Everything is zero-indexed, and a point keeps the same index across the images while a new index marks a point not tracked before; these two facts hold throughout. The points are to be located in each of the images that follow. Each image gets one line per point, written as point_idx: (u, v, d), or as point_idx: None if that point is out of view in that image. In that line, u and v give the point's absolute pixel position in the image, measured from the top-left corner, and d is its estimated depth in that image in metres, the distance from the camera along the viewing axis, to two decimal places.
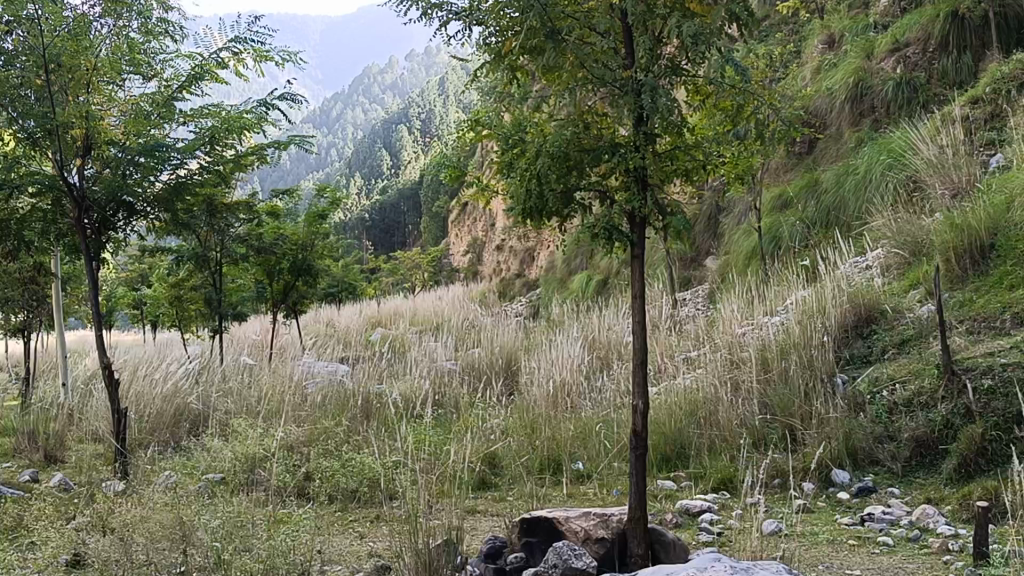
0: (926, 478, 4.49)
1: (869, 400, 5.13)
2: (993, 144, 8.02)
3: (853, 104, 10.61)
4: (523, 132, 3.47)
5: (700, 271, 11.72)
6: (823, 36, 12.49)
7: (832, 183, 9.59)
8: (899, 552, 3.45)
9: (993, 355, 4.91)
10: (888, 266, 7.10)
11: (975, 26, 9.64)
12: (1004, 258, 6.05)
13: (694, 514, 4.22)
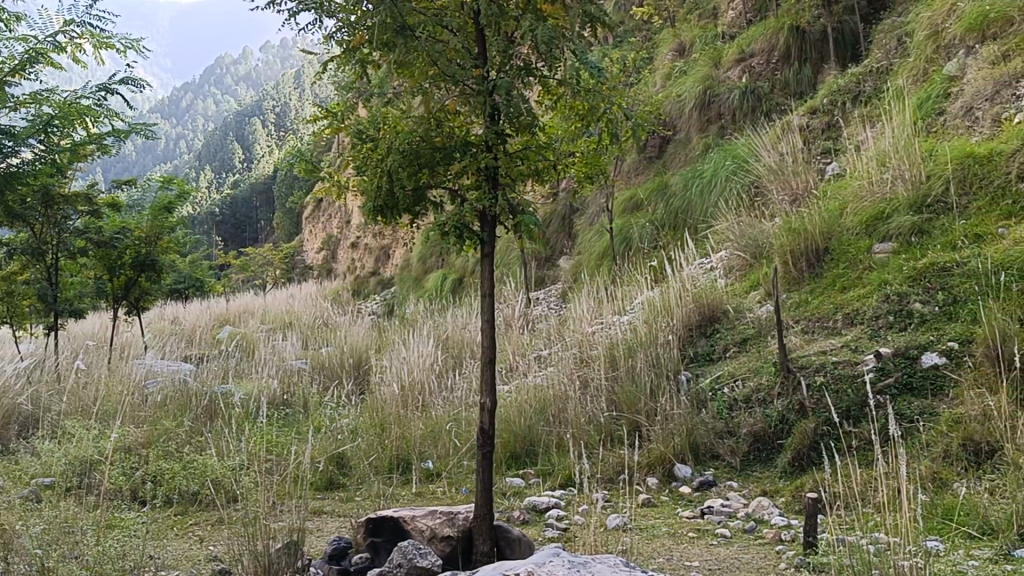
0: (762, 471, 4.67)
1: (711, 396, 5.31)
2: (829, 153, 8.43)
3: (701, 111, 10.93)
4: (375, 128, 3.44)
5: (553, 270, 11.87)
6: (674, 43, 12.86)
7: (680, 187, 9.89)
8: (736, 543, 3.58)
9: (825, 355, 5.17)
10: (731, 267, 7.35)
11: (815, 39, 10.22)
12: (837, 261, 6.37)
13: (541, 510, 4.27)
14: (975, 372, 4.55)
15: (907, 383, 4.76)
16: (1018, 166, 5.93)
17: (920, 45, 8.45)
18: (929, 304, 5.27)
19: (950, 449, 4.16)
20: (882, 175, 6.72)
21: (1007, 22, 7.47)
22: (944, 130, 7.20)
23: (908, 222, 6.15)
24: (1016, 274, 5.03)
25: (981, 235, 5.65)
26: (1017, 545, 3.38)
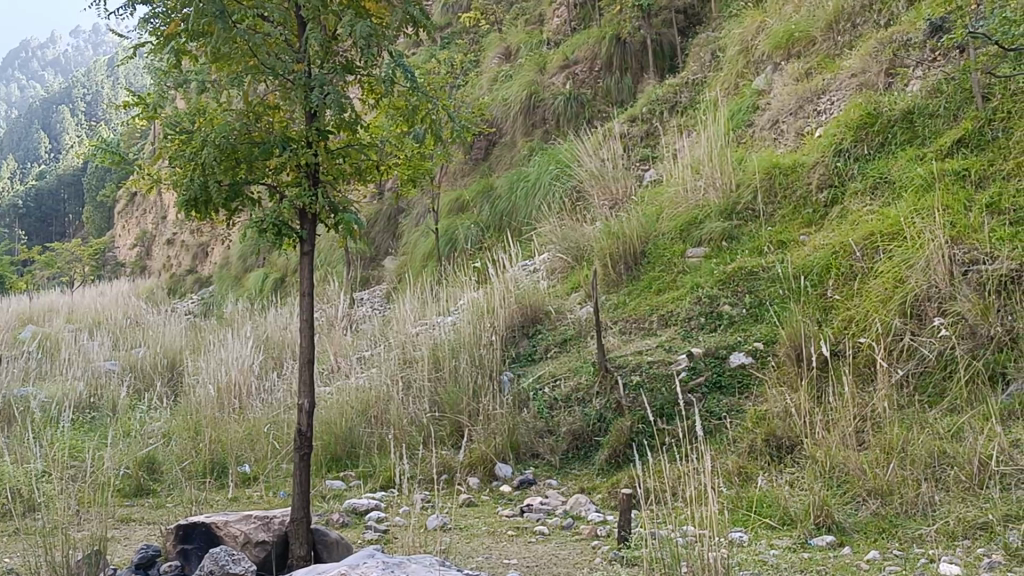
0: (580, 469, 4.79)
1: (531, 396, 5.37)
2: (647, 160, 8.72)
3: (525, 116, 11.02)
4: (191, 121, 3.32)
5: (377, 270, 11.76)
6: (500, 46, 13.00)
7: (505, 189, 9.99)
8: (553, 540, 3.66)
9: (641, 354, 5.36)
10: (553, 269, 7.45)
11: (635, 50, 10.58)
12: (654, 264, 6.59)
13: (361, 513, 4.22)
14: (778, 371, 4.85)
15: (717, 381, 4.98)
16: (819, 177, 6.36)
17: (733, 60, 8.86)
18: (737, 306, 5.55)
19: (754, 444, 4.37)
20: (696, 182, 7.01)
21: (809, 42, 7.96)
22: (753, 141, 7.59)
23: (718, 228, 6.47)
24: (815, 279, 5.40)
25: (785, 241, 6.04)
26: (813, 534, 3.60)
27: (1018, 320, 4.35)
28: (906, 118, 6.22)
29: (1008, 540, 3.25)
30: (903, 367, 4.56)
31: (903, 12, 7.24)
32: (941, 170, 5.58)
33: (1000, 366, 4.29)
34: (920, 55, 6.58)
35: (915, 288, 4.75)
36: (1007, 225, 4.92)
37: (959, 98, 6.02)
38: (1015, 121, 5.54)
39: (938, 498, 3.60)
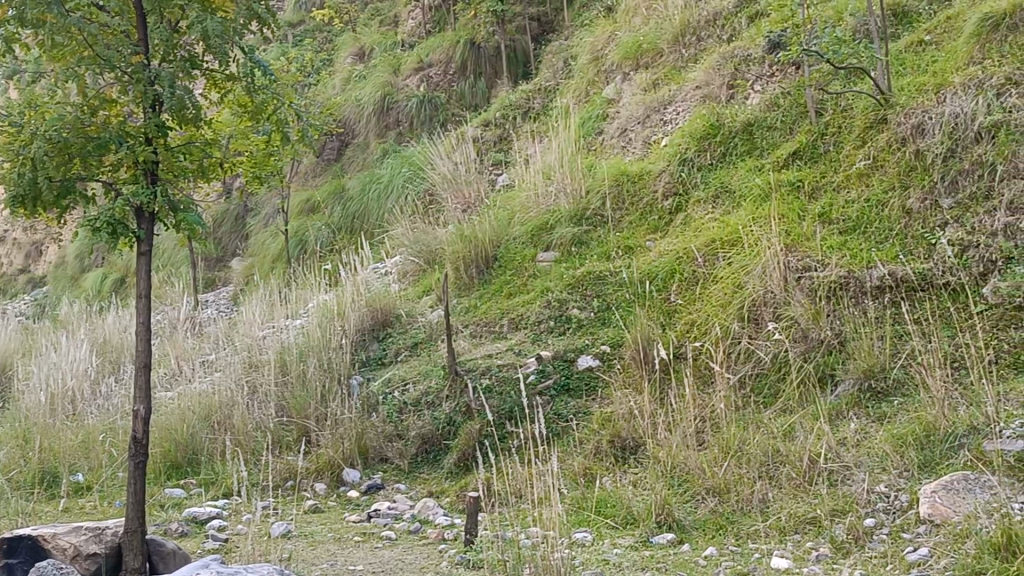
0: (429, 473, 4.80)
1: (381, 400, 5.32)
2: (500, 164, 8.79)
3: (379, 116, 10.86)
4: (20, 113, 3.15)
5: (224, 271, 11.44)
6: (353, 46, 12.87)
7: (357, 190, 9.89)
8: (400, 545, 3.64)
9: (490, 357, 5.40)
10: (405, 272, 7.41)
11: (489, 54, 10.68)
12: (505, 268, 6.64)
13: (202, 521, 4.10)
14: (623, 373, 4.97)
15: (564, 384, 5.06)
16: (664, 185, 6.54)
17: (584, 68, 9.03)
18: (585, 310, 5.65)
19: (599, 445, 4.46)
20: (547, 188, 7.10)
21: (657, 53, 8.20)
22: (602, 148, 7.73)
23: (568, 233, 6.57)
24: (659, 284, 5.56)
25: (631, 247, 6.20)
26: (654, 532, 3.70)
27: (845, 324, 4.60)
28: (746, 130, 6.49)
29: (835, 535, 3.45)
30: (740, 369, 4.74)
31: (745, 29, 7.57)
32: (777, 181, 5.84)
33: (829, 367, 4.52)
34: (759, 70, 6.88)
35: (752, 294, 4.96)
36: (836, 234, 5.20)
37: (794, 112, 6.31)
38: (844, 136, 5.85)
39: (772, 495, 3.76)
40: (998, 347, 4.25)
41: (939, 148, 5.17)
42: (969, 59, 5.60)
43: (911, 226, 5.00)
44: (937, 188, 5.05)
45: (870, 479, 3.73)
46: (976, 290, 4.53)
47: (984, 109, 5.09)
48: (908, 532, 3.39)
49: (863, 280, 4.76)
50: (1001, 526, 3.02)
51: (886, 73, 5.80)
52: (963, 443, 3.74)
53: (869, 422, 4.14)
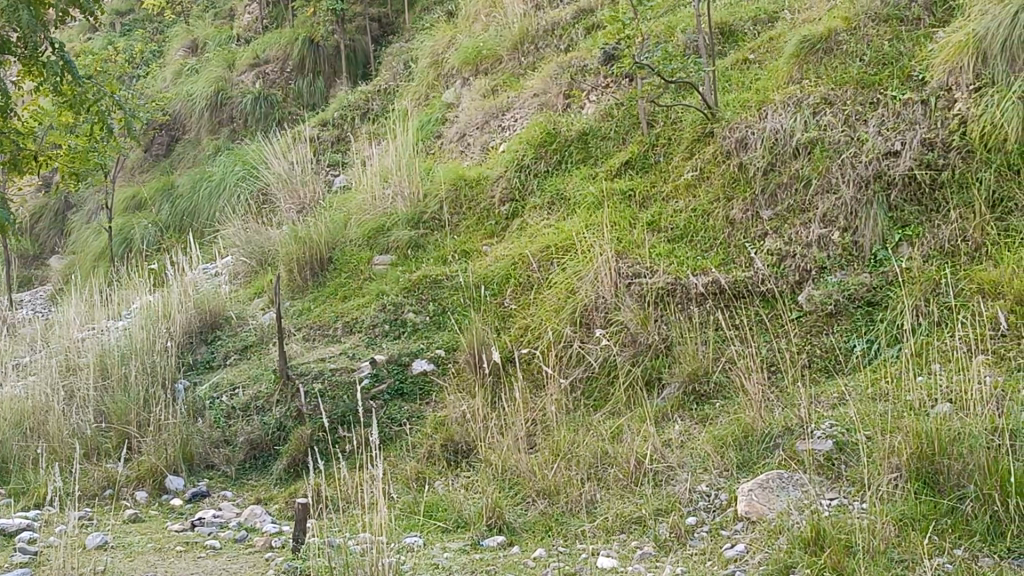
0: (257, 480, 4.70)
1: (207, 405, 5.15)
2: (336, 166, 8.67)
3: (211, 113, 10.51)
4: None
5: (41, 270, 10.83)
6: (185, 38, 12.42)
7: (186, 188, 9.56)
8: (225, 554, 3.54)
9: (323, 361, 5.32)
10: (236, 273, 7.21)
11: (327, 53, 10.56)
12: (340, 271, 6.55)
13: (10, 534, 3.87)
14: (457, 378, 5.00)
15: (399, 388, 5.03)
16: (500, 190, 6.61)
17: (423, 71, 9.03)
18: (420, 314, 5.65)
19: (432, 449, 4.47)
20: (384, 191, 7.05)
21: (496, 60, 8.29)
22: (441, 152, 7.74)
23: (405, 237, 6.56)
24: (494, 289, 5.62)
25: (468, 251, 6.24)
26: (484, 535, 3.74)
27: (672, 329, 4.77)
28: (581, 139, 6.64)
29: (658, 533, 3.56)
30: (570, 372, 4.83)
31: (581, 40, 7.75)
32: (609, 189, 6.00)
33: (655, 371, 4.67)
34: (595, 81, 7.07)
35: (584, 299, 5.07)
36: (664, 242, 5.38)
37: (627, 123, 6.50)
38: (673, 148, 6.07)
39: (599, 496, 3.85)
40: (811, 352, 4.50)
41: (760, 162, 5.41)
42: (789, 78, 5.89)
43: (733, 236, 5.22)
44: (758, 200, 5.30)
45: (692, 478, 3.87)
46: (792, 298, 4.78)
47: (802, 126, 5.37)
48: (726, 530, 3.54)
49: (689, 286, 4.94)
50: (812, 522, 3.21)
51: (713, 89, 6.04)
52: (777, 444, 3.93)
53: (692, 424, 4.31)
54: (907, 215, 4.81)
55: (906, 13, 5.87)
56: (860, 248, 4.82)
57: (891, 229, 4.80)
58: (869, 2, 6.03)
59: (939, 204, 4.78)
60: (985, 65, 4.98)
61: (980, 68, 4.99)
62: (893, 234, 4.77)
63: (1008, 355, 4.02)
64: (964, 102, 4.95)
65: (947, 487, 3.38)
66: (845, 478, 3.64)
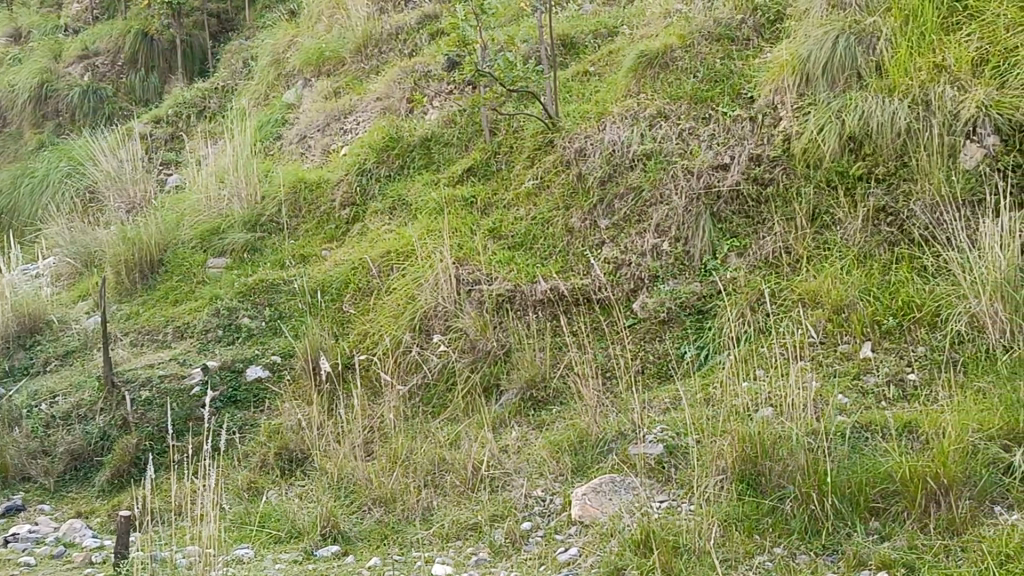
0: (78, 491, 4.48)
1: (25, 414, 4.88)
2: (170, 164, 8.36)
3: (35, 105, 9.95)
4: None
5: None
6: (6, 25, 11.72)
7: (6, 183, 9.02)
8: (40, 571, 3.36)
9: (152, 367, 5.11)
10: (59, 274, 6.86)
11: (163, 48, 10.18)
12: (172, 274, 6.33)
13: None
14: (293, 385, 4.90)
15: (231, 396, 4.89)
16: (341, 194, 6.52)
17: (263, 70, 8.82)
18: (256, 319, 5.51)
19: (266, 458, 4.37)
20: (219, 192, 6.83)
21: (339, 62, 8.19)
22: (280, 153, 7.56)
23: (241, 239, 6.40)
24: (333, 294, 5.54)
25: (306, 256, 6.12)
26: (319, 545, 3.69)
27: (510, 336, 4.81)
28: (424, 145, 6.63)
29: (494, 539, 3.59)
30: (409, 379, 4.81)
31: (425, 46, 7.75)
32: (451, 196, 6.01)
33: (494, 378, 4.70)
34: (438, 87, 7.08)
35: (424, 306, 5.05)
36: (505, 250, 5.43)
37: (470, 130, 6.53)
38: (515, 155, 6.13)
39: (436, 503, 3.85)
40: (645, 358, 4.64)
41: (599, 172, 5.53)
42: (627, 92, 6.05)
43: (572, 244, 5.31)
44: (597, 210, 5.41)
45: (528, 483, 3.91)
46: (627, 306, 4.90)
47: (638, 138, 5.53)
48: (560, 533, 3.59)
49: (528, 294, 5.00)
50: (642, 524, 3.31)
51: (554, 99, 6.14)
52: (611, 448, 4.01)
53: (529, 430, 4.36)
54: (735, 227, 5.00)
55: (737, 34, 6.12)
56: (691, 258, 4.98)
57: (720, 239, 4.98)
58: (702, 21, 6.24)
59: (764, 217, 4.98)
60: (807, 86, 5.25)
61: (802, 89, 5.26)
62: (722, 245, 4.95)
63: (825, 362, 4.25)
64: (788, 120, 5.19)
65: (769, 488, 3.53)
66: (675, 481, 3.75)
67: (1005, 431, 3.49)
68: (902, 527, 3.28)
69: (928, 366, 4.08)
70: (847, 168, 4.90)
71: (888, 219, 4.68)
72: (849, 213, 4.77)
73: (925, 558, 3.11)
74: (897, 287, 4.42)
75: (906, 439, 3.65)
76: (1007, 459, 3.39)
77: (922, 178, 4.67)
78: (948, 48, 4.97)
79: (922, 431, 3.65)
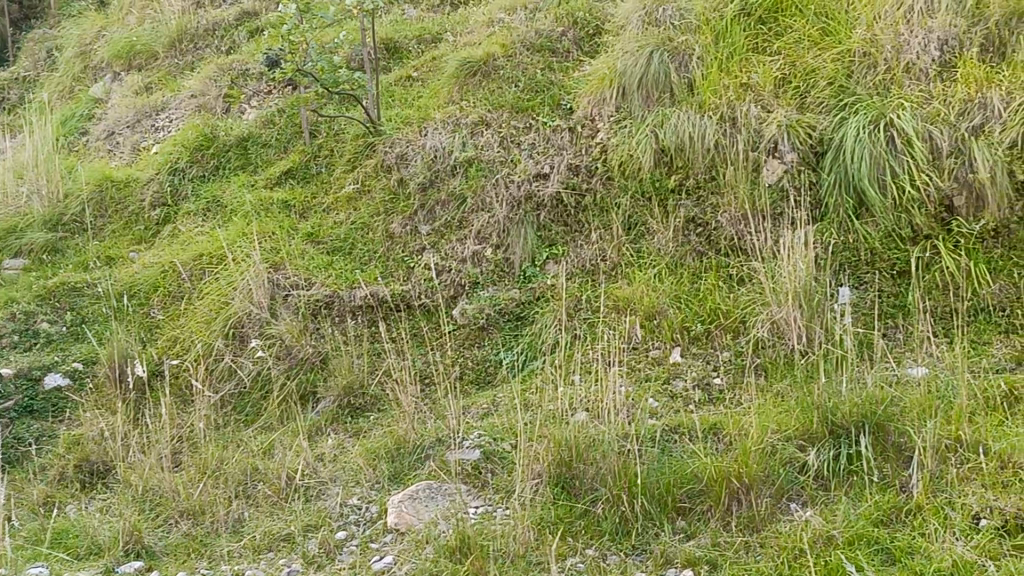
0: None
1: None
2: None
3: None
4: None
5: None
6: None
7: None
8: None
9: None
10: None
11: None
12: None
13: None
14: (96, 394, 4.67)
15: (28, 406, 4.62)
16: (150, 194, 6.26)
17: (68, 62, 8.38)
18: (56, 324, 5.24)
19: (64, 471, 4.14)
20: (17, 189, 6.46)
21: (151, 56, 7.88)
22: (85, 150, 7.18)
23: (40, 239, 6.06)
24: (140, 298, 5.32)
25: (112, 257, 5.85)
26: (120, 561, 3.55)
27: (326, 343, 4.73)
28: (240, 145, 6.45)
29: (307, 549, 3.52)
30: (221, 387, 4.67)
31: (243, 43, 7.55)
32: (268, 199, 5.87)
33: (310, 385, 4.61)
34: (256, 86, 6.92)
35: (237, 311, 4.90)
36: (323, 254, 5.35)
37: (288, 131, 6.39)
38: (335, 159, 6.05)
39: (247, 513, 3.74)
40: (464, 364, 4.66)
41: (419, 178, 5.53)
42: (448, 98, 6.08)
43: (392, 250, 5.29)
44: (417, 215, 5.40)
45: (343, 492, 3.84)
46: (448, 312, 4.91)
47: (460, 146, 5.56)
48: (375, 542, 3.55)
49: (346, 300, 4.95)
50: (457, 530, 3.34)
51: (376, 103, 6.08)
52: (428, 455, 3.99)
53: (345, 438, 4.29)
54: (554, 235, 5.10)
55: (557, 46, 6.24)
56: (510, 265, 5.06)
57: (539, 247, 5.08)
58: (523, 32, 6.35)
59: (581, 225, 5.11)
60: (623, 99, 5.40)
61: (619, 102, 5.40)
62: (540, 253, 5.05)
63: (637, 366, 4.39)
64: (605, 132, 5.33)
65: (582, 491, 3.61)
66: (491, 486, 3.77)
67: (801, 431, 3.69)
68: (706, 525, 3.42)
69: (732, 371, 4.28)
70: (660, 180, 5.07)
71: (697, 229, 4.88)
72: (661, 223, 4.95)
73: (726, 554, 3.25)
74: (705, 294, 4.61)
75: (711, 440, 3.81)
76: (802, 458, 3.58)
77: (728, 191, 4.89)
78: (755, 67, 5.24)
79: (725, 433, 3.81)
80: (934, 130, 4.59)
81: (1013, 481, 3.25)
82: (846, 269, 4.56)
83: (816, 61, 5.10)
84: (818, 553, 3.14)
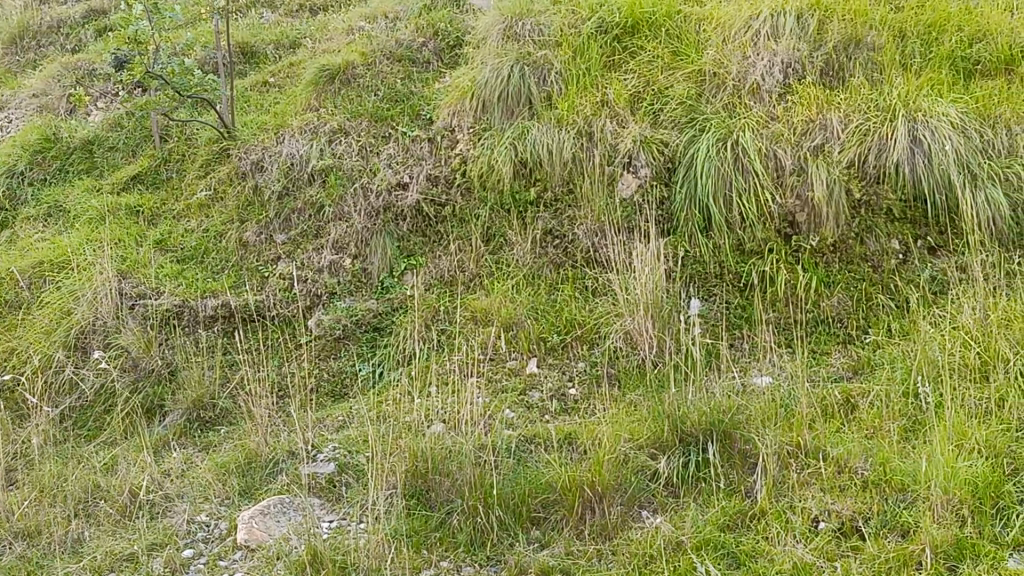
0: None
1: None
2: None
3: None
4: None
5: None
6: None
7: None
8: None
9: None
10: None
11: None
12: None
13: None
14: None
15: None
16: None
17: None
18: None
19: None
20: None
21: None
22: None
23: None
24: None
25: None
26: None
27: (175, 354, 4.60)
28: (85, 148, 6.21)
29: (151, 569, 3.40)
30: (60, 401, 4.47)
31: (91, 42, 7.27)
32: (114, 204, 5.66)
33: (157, 399, 4.47)
34: (103, 87, 6.68)
35: (79, 321, 4.70)
36: (173, 263, 5.20)
37: (137, 135, 6.19)
38: (187, 164, 5.89)
39: (87, 533, 3.59)
40: (319, 375, 4.58)
41: (275, 186, 5.42)
42: (306, 105, 5.99)
43: (246, 259, 5.18)
44: (272, 224, 5.30)
45: (191, 509, 3.72)
46: (303, 322, 4.83)
47: (317, 153, 5.47)
48: (224, 560, 3.45)
49: (196, 309, 4.81)
50: (308, 546, 3.30)
51: (231, 108, 5.94)
52: (280, 469, 3.90)
53: (193, 452, 4.16)
54: (412, 245, 5.10)
55: (417, 56, 6.23)
56: (368, 275, 5.02)
57: (398, 257, 5.06)
58: (384, 42, 6.33)
59: (441, 236, 5.11)
60: (483, 111, 5.42)
61: (479, 114, 5.41)
62: (399, 264, 5.04)
63: (494, 377, 4.40)
64: (465, 143, 5.35)
65: (437, 503, 3.61)
66: (344, 500, 3.71)
67: (652, 440, 3.76)
68: (560, 534, 3.45)
69: (587, 381, 4.35)
70: (519, 192, 5.13)
71: (555, 241, 4.94)
72: (519, 234, 5.00)
73: (579, 562, 3.30)
74: (561, 305, 4.68)
75: (566, 449, 3.87)
76: (653, 466, 3.66)
77: (584, 204, 4.98)
78: (609, 84, 5.32)
79: (580, 442, 3.87)
80: (778, 149, 4.78)
81: (848, 485, 3.41)
82: (696, 282, 4.70)
83: (668, 81, 5.24)
84: (667, 559, 3.23)
